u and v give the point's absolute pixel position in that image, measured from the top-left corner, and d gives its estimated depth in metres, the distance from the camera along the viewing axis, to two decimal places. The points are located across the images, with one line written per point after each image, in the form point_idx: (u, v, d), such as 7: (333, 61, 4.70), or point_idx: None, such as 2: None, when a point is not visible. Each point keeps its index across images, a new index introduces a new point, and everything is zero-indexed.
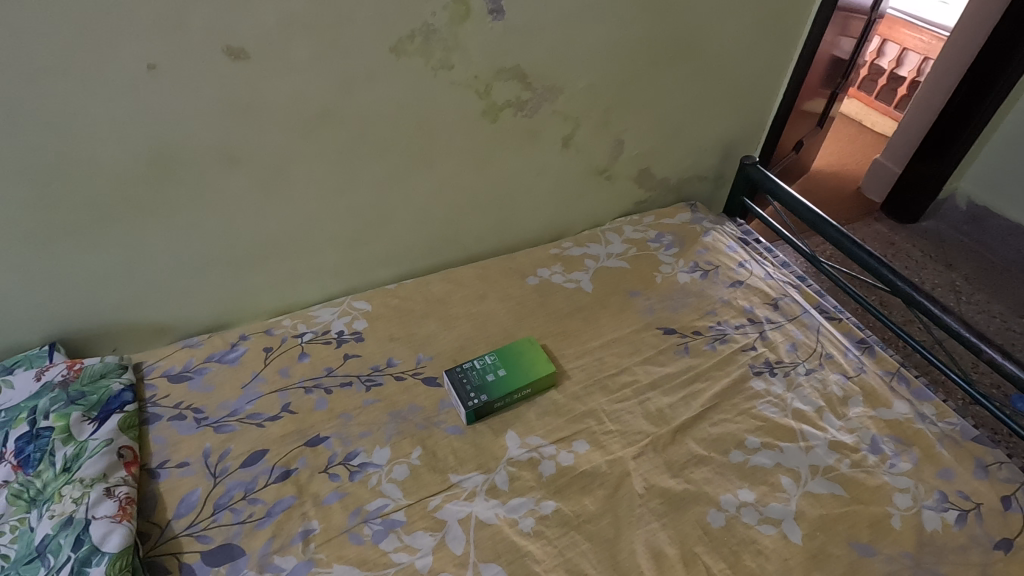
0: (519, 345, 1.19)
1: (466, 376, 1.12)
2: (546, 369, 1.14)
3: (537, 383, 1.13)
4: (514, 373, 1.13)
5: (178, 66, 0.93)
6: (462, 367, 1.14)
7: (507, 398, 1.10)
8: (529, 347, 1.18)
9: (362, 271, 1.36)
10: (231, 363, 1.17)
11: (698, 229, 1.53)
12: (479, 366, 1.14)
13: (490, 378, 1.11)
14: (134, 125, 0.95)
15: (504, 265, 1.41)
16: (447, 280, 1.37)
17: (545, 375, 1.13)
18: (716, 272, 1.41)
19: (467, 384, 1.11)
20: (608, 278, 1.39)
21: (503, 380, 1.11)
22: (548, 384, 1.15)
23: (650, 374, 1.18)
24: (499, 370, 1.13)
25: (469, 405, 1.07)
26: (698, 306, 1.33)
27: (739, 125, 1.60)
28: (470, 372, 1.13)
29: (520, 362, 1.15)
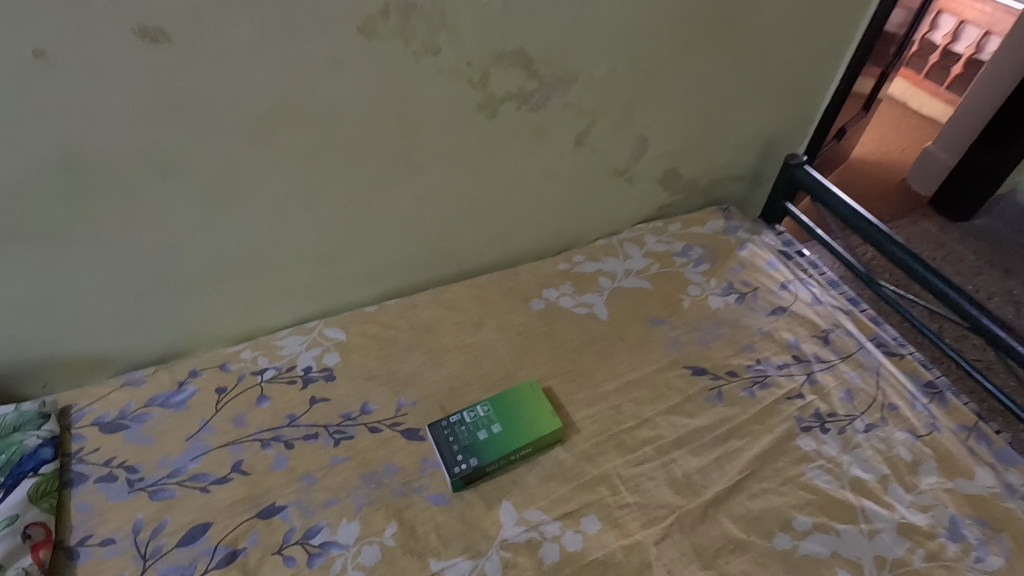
0: (518, 392, 0.99)
1: (453, 433, 0.93)
2: (550, 425, 0.94)
3: (540, 442, 0.94)
4: (511, 431, 0.93)
5: (76, 50, 0.71)
6: (448, 421, 0.95)
7: (502, 462, 0.91)
8: (530, 396, 0.98)
9: (338, 292, 1.17)
10: (177, 407, 0.99)
11: (733, 241, 1.30)
12: (469, 421, 0.94)
13: (482, 437, 0.92)
14: (26, 128, 0.75)
15: (505, 285, 1.21)
16: (437, 303, 1.17)
17: (549, 432, 0.93)
18: (754, 294, 1.20)
19: (454, 445, 0.92)
20: (626, 301, 1.18)
21: (497, 440, 0.92)
22: (551, 442, 0.95)
23: (675, 428, 0.98)
24: (493, 426, 0.94)
25: (455, 473, 0.88)
26: (732, 338, 1.12)
27: (785, 117, 1.36)
28: (458, 429, 0.94)
29: (518, 416, 0.95)
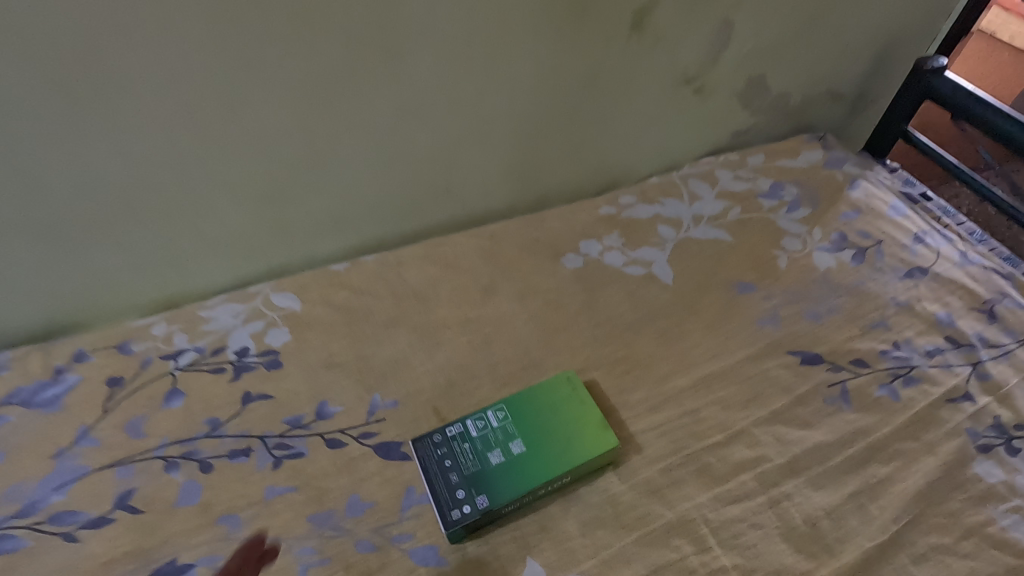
0: (549, 390, 0.65)
1: (450, 454, 0.61)
2: (598, 442, 0.61)
3: (583, 469, 0.61)
4: (539, 453, 0.60)
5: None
6: (443, 436, 0.62)
7: (524, 501, 0.59)
8: (567, 396, 0.65)
9: (292, 240, 0.84)
10: (47, 408, 0.67)
11: (839, 177, 0.95)
12: (474, 436, 0.62)
13: (495, 463, 0.60)
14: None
15: (526, 235, 0.87)
16: (430, 258, 0.83)
17: (599, 454, 0.61)
18: (878, 249, 0.84)
19: (451, 475, 0.60)
20: (698, 259, 0.83)
21: (518, 468, 0.59)
22: (599, 466, 0.63)
23: (784, 446, 0.66)
24: (512, 444, 0.61)
25: (451, 522, 0.57)
26: (855, 312, 0.78)
27: (914, 8, 0.98)
28: (457, 449, 0.61)
29: (550, 428, 0.62)
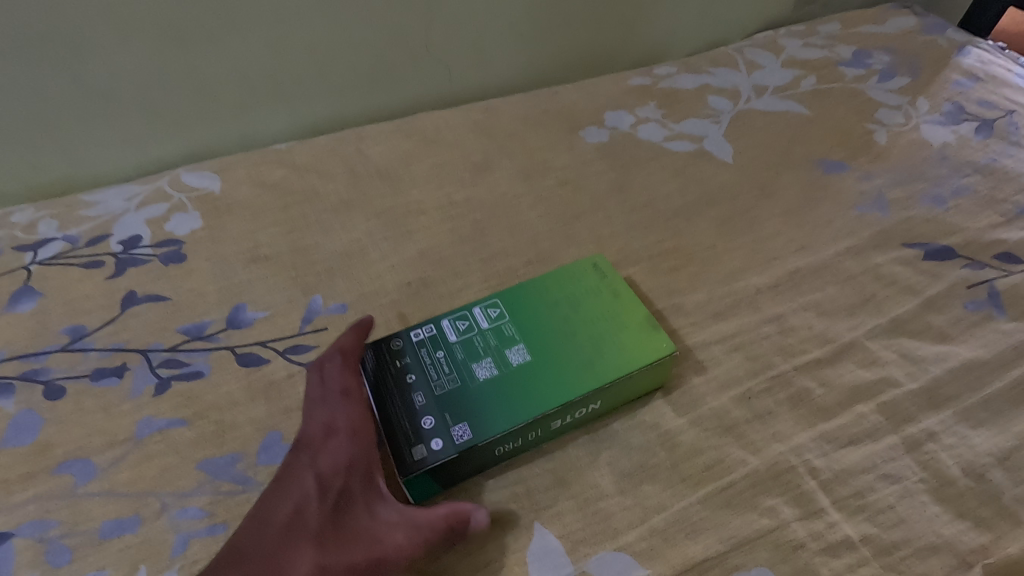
0: (563, 280, 0.44)
1: (414, 367, 0.40)
2: (640, 349, 0.40)
3: (620, 391, 0.40)
4: (550, 364, 0.40)
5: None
6: (404, 343, 0.41)
7: (526, 437, 0.38)
8: (589, 287, 0.44)
9: (216, 109, 0.62)
10: None
11: (942, 43, 0.72)
12: (452, 340, 0.41)
13: (482, 379, 0.39)
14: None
15: (532, 108, 0.65)
16: (403, 132, 0.62)
17: (646, 365, 0.39)
18: (1010, 121, 0.62)
19: (413, 395, 0.38)
20: (764, 134, 0.62)
21: (518, 384, 0.39)
22: (642, 388, 0.42)
23: (917, 366, 0.44)
24: (511, 352, 0.41)
25: (408, 465, 0.36)
26: (991, 195, 0.56)
27: None
28: (426, 359, 0.40)
29: (568, 329, 0.41)
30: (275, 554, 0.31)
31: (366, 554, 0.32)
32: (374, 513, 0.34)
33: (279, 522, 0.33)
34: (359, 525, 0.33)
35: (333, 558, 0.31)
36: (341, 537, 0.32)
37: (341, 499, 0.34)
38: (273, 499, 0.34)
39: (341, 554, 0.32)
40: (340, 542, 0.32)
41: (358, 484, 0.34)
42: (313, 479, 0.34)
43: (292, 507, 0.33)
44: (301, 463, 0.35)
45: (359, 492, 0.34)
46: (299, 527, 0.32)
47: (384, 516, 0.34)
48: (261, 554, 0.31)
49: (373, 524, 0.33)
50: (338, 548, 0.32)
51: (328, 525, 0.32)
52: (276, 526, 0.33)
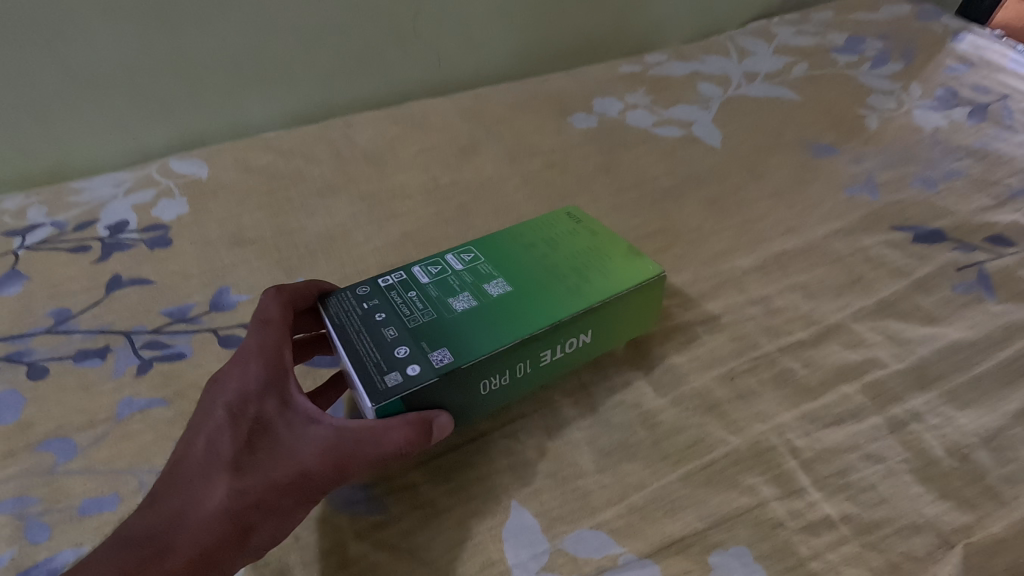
0: (537, 228, 0.44)
1: (387, 306, 0.38)
2: (622, 275, 0.40)
3: (607, 316, 0.40)
4: (530, 292, 0.39)
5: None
6: (375, 287, 0.39)
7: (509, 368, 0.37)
8: (565, 231, 0.44)
9: (203, 96, 0.62)
10: None
11: (936, 30, 0.72)
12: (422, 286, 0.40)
13: (460, 310, 0.37)
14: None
15: (521, 95, 0.65)
16: (393, 120, 0.62)
17: (633, 281, 0.39)
18: (1005, 105, 0.62)
19: (385, 332, 0.36)
20: (754, 119, 0.61)
21: (499, 313, 0.37)
22: (629, 319, 0.41)
23: (903, 346, 0.44)
24: (488, 287, 0.40)
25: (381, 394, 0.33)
26: (983, 178, 0.55)
27: None
28: (396, 300, 0.38)
29: (547, 262, 0.41)
30: (197, 485, 0.31)
31: (286, 475, 0.31)
32: (292, 432, 0.32)
33: (197, 456, 0.32)
34: (277, 445, 0.32)
35: (250, 483, 0.31)
36: (260, 462, 0.31)
37: (255, 424, 0.33)
38: (190, 435, 0.33)
39: (259, 477, 0.31)
40: (257, 466, 0.31)
41: (272, 408, 0.33)
42: (222, 409, 0.33)
43: (207, 439, 0.32)
44: (214, 395, 0.34)
45: (274, 414, 0.33)
46: (214, 459, 0.32)
47: (303, 433, 0.32)
48: (182, 489, 0.31)
49: (292, 443, 0.32)
50: (256, 472, 0.31)
51: (244, 451, 0.32)
52: (191, 461, 0.32)
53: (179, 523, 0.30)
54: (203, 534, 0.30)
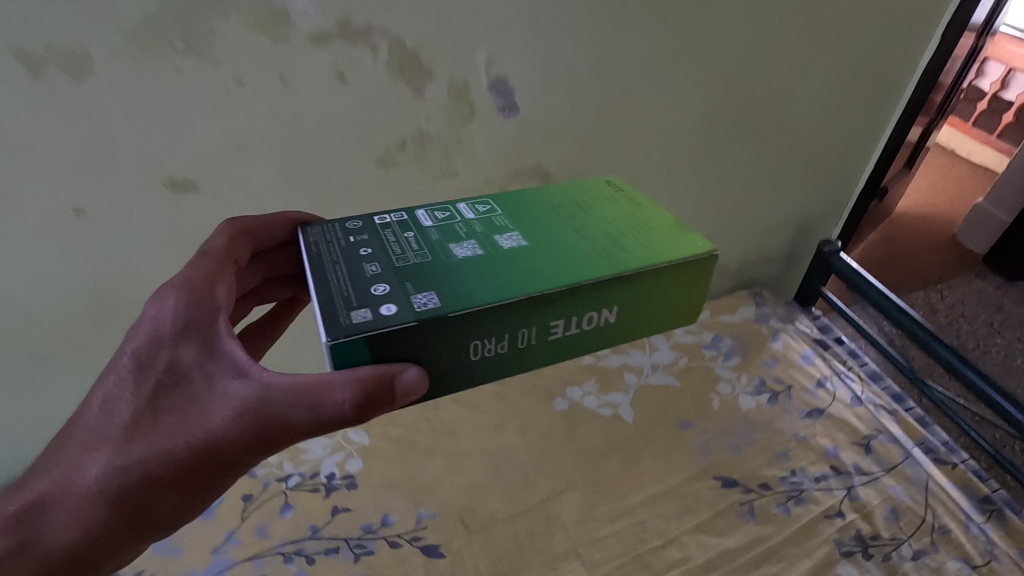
0: (560, 217, 0.66)
1: (399, 250, 0.57)
2: (629, 257, 0.59)
3: (623, 290, 0.58)
4: (536, 256, 0.58)
5: (93, 168, 0.69)
6: (399, 237, 0.60)
7: (523, 316, 0.54)
8: (586, 224, 0.64)
9: None
10: (205, 516, 1.00)
11: (764, 331, 1.27)
12: (435, 230, 0.62)
13: (459, 259, 0.57)
14: (44, 252, 0.73)
15: (527, 381, 1.20)
16: (458, 400, 1.17)
17: (673, 259, 0.59)
18: (787, 394, 1.15)
19: (372, 268, 0.55)
20: (652, 401, 1.14)
21: (500, 265, 0.56)
22: (623, 293, 0.58)
23: (705, 549, 0.94)
24: (497, 244, 0.60)
25: (346, 329, 0.47)
26: (765, 445, 1.07)
27: (819, 200, 1.30)
28: (395, 246, 0.58)
29: (583, 230, 0.63)
30: (100, 447, 0.53)
31: (182, 432, 0.51)
32: (203, 388, 0.52)
33: (105, 417, 0.53)
34: (189, 399, 0.52)
35: (144, 444, 0.52)
36: (184, 422, 0.52)
37: (163, 380, 0.53)
38: (98, 393, 0.55)
39: (153, 432, 0.52)
40: (154, 424, 0.52)
41: (186, 359, 0.54)
42: (137, 364, 0.54)
43: (120, 396, 0.53)
44: (135, 345, 0.55)
45: (178, 372, 0.53)
46: (118, 420, 0.53)
47: (207, 390, 0.52)
48: (95, 439, 0.53)
49: (200, 398, 0.52)
50: (148, 432, 0.52)
51: (152, 406, 0.53)
52: (94, 425, 0.53)
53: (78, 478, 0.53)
54: (110, 480, 0.52)
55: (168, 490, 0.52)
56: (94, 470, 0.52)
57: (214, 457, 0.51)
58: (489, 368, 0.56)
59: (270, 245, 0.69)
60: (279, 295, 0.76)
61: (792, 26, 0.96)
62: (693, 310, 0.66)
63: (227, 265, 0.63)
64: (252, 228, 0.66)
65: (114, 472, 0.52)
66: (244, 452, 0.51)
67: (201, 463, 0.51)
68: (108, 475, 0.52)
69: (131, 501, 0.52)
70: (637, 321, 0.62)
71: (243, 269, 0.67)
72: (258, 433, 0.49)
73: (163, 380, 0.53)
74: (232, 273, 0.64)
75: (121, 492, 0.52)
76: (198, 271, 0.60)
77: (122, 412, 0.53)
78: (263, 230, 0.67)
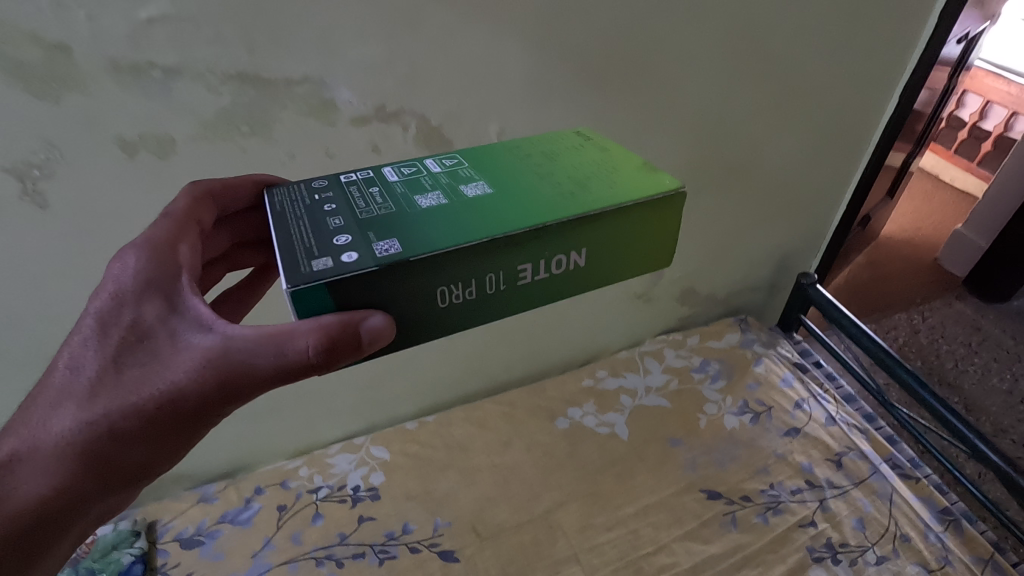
0: (527, 164, 0.64)
1: (362, 203, 0.57)
2: (595, 196, 0.56)
3: (592, 233, 0.56)
4: (500, 201, 0.56)
5: None
6: (363, 191, 0.59)
7: (489, 261, 0.52)
8: (552, 170, 0.62)
9: (380, 410, 1.28)
10: (244, 525, 1.12)
11: (748, 355, 1.39)
12: (401, 184, 0.61)
13: (423, 208, 0.56)
14: None
15: (532, 402, 1.32)
16: (469, 419, 1.29)
17: (640, 198, 0.57)
18: (768, 414, 1.26)
19: (335, 220, 0.54)
20: (645, 421, 1.26)
21: (466, 210, 0.55)
22: (592, 234, 0.56)
23: (691, 555, 1.06)
24: (462, 192, 0.59)
25: (305, 276, 0.46)
26: (747, 461, 1.18)
27: (798, 236, 1.43)
28: (358, 199, 0.58)
29: (548, 174, 0.61)
30: (63, 405, 0.51)
31: (146, 384, 0.50)
32: (167, 341, 0.51)
33: (69, 376, 0.52)
34: (152, 352, 0.51)
35: (108, 398, 0.50)
36: (148, 375, 0.50)
37: (127, 335, 0.52)
38: (62, 354, 0.54)
39: (118, 387, 0.50)
40: (118, 379, 0.51)
41: (149, 314, 0.53)
42: (99, 322, 0.53)
43: (84, 354, 0.52)
44: (97, 304, 0.54)
45: (143, 327, 0.52)
46: (83, 376, 0.51)
47: (172, 343, 0.51)
48: (59, 397, 0.51)
49: (164, 352, 0.51)
50: (113, 386, 0.51)
51: (117, 361, 0.51)
52: (58, 385, 0.52)
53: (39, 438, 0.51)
54: (73, 437, 0.50)
55: (133, 449, 0.51)
56: (53, 430, 0.51)
57: (177, 410, 0.50)
58: (462, 316, 0.55)
59: (235, 208, 0.69)
60: (252, 262, 0.75)
61: (769, 91, 1.07)
62: (667, 255, 0.64)
63: (190, 227, 0.62)
64: (216, 188, 0.66)
65: (79, 428, 0.50)
66: (210, 403, 0.50)
67: (168, 416, 0.50)
68: (72, 432, 0.50)
69: (93, 463, 0.51)
70: (610, 265, 0.60)
71: (208, 231, 0.67)
72: (222, 380, 0.49)
73: (126, 337, 0.52)
74: (197, 233, 0.63)
75: (82, 452, 0.50)
76: (162, 230, 0.60)
77: (87, 368, 0.52)
78: (226, 190, 0.67)
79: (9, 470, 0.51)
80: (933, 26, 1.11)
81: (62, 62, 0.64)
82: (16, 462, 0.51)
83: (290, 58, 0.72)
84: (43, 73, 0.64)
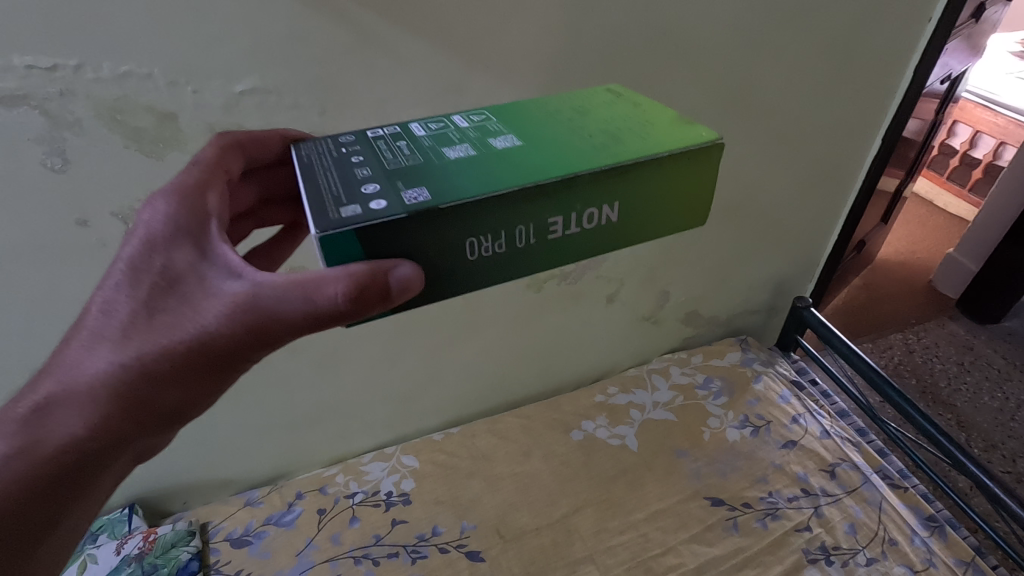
0: (558, 117, 0.63)
1: (389, 156, 0.57)
2: (628, 147, 0.56)
3: (626, 183, 0.56)
4: (529, 152, 0.56)
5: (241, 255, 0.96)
6: (391, 144, 0.59)
7: (520, 212, 0.52)
8: (583, 123, 0.62)
9: (409, 422, 1.39)
10: (288, 526, 1.23)
11: (749, 373, 1.49)
12: (429, 138, 0.60)
13: (449, 160, 0.55)
14: None
15: (549, 415, 1.43)
16: (492, 431, 1.40)
17: (676, 149, 0.57)
18: (766, 428, 1.37)
19: (362, 173, 0.54)
20: (653, 434, 1.37)
21: (495, 162, 0.55)
22: (625, 184, 0.56)
23: (697, 556, 1.16)
24: (491, 145, 0.58)
25: (335, 222, 0.46)
26: (747, 471, 1.29)
27: (793, 263, 1.54)
28: (385, 152, 0.57)
29: (579, 129, 0.61)
30: (97, 347, 0.50)
31: (179, 327, 0.49)
32: (200, 286, 0.51)
33: (102, 318, 0.51)
34: (184, 296, 0.51)
35: (141, 342, 0.50)
36: (180, 319, 0.50)
37: (160, 280, 0.52)
38: (94, 298, 0.53)
39: (151, 331, 0.50)
40: (152, 323, 0.50)
41: (181, 260, 0.52)
42: (131, 266, 0.53)
43: (115, 297, 0.52)
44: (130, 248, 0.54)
45: (176, 271, 0.52)
46: (116, 319, 0.51)
47: (205, 287, 0.51)
48: (91, 340, 0.51)
49: (197, 295, 0.50)
50: (146, 329, 0.50)
51: (148, 306, 0.51)
52: (91, 327, 0.51)
53: (73, 380, 0.50)
54: (106, 379, 0.50)
55: (165, 395, 0.51)
56: (86, 372, 0.50)
57: (209, 353, 0.50)
58: (492, 268, 0.55)
59: (264, 163, 0.68)
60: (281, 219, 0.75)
61: (762, 136, 1.19)
62: (700, 213, 0.63)
63: (219, 175, 0.62)
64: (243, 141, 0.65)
65: (112, 370, 0.50)
66: (243, 346, 0.49)
67: (201, 360, 0.50)
68: (107, 374, 0.50)
69: (125, 410, 0.50)
70: (641, 221, 0.60)
71: (236, 183, 0.66)
72: (256, 324, 0.49)
73: (158, 282, 0.52)
74: (225, 182, 0.62)
75: (115, 396, 0.50)
76: (190, 177, 0.59)
77: (120, 311, 0.51)
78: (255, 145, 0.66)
79: (45, 411, 0.50)
80: (907, 84, 1.24)
81: (169, 128, 0.78)
82: (51, 403, 0.50)
83: (350, 120, 0.85)
84: (154, 137, 0.78)
